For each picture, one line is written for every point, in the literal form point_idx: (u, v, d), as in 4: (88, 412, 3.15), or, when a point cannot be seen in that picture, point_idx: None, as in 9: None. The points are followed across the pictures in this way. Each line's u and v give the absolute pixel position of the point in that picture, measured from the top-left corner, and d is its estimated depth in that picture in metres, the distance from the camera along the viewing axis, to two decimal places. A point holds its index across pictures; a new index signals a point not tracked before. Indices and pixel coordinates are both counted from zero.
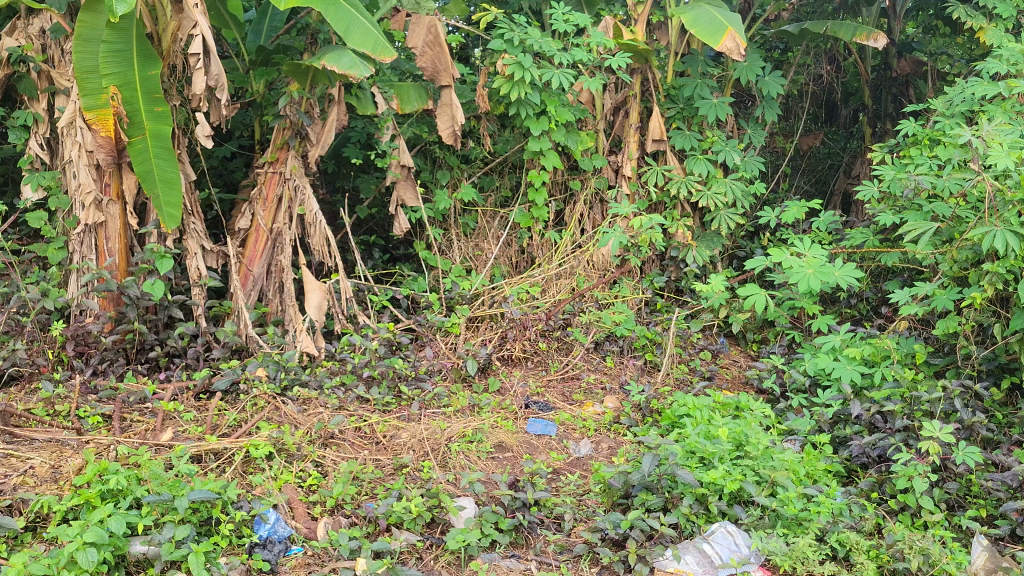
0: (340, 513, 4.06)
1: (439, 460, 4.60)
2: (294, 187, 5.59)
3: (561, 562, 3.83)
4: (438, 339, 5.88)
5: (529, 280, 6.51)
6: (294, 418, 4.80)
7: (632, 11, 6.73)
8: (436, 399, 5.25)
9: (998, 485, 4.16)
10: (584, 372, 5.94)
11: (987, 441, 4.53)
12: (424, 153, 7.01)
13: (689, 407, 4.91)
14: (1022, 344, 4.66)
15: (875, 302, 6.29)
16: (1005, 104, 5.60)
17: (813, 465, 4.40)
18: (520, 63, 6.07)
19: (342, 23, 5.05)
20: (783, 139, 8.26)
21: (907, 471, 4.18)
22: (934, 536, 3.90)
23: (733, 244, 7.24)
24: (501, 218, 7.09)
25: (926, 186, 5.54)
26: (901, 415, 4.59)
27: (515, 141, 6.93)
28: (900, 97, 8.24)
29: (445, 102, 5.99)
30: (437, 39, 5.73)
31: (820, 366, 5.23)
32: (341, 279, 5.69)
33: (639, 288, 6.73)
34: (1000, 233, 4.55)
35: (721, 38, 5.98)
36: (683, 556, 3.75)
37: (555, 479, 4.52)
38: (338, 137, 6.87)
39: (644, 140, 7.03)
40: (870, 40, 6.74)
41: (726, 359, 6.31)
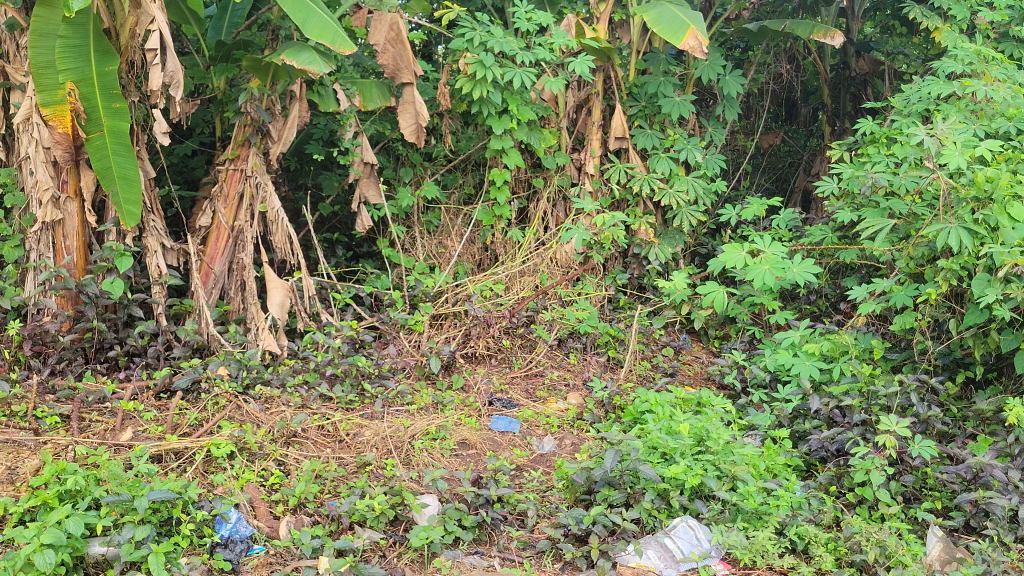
0: (303, 512, 4.04)
1: (403, 458, 4.60)
2: (255, 184, 5.55)
3: (525, 558, 3.84)
4: (402, 337, 5.88)
5: (493, 277, 6.55)
6: (256, 417, 4.78)
7: (595, 9, 6.76)
8: (399, 397, 5.24)
9: (952, 478, 4.24)
10: (547, 369, 5.97)
11: (942, 434, 4.61)
12: (387, 150, 6.99)
13: (651, 403, 4.96)
14: (976, 339, 4.77)
15: (834, 298, 6.37)
16: (959, 103, 5.70)
17: (773, 459, 4.45)
18: (481, 62, 6.06)
19: (299, 15, 5.03)
20: (743, 138, 8.35)
21: (865, 465, 4.23)
22: (891, 529, 3.97)
23: (695, 241, 7.30)
24: (465, 215, 7.08)
25: (883, 184, 5.62)
26: (859, 410, 4.67)
27: (478, 138, 6.92)
28: (859, 96, 8.34)
29: (407, 100, 5.97)
30: (399, 36, 5.70)
31: (780, 361, 5.29)
32: (303, 277, 5.66)
33: (602, 285, 6.76)
34: (955, 231, 4.63)
35: (683, 36, 6.02)
36: (645, 551, 3.80)
37: (518, 475, 4.53)
38: (300, 134, 6.82)
39: (606, 138, 7.06)
40: (828, 39, 6.82)
41: (688, 355, 6.35)
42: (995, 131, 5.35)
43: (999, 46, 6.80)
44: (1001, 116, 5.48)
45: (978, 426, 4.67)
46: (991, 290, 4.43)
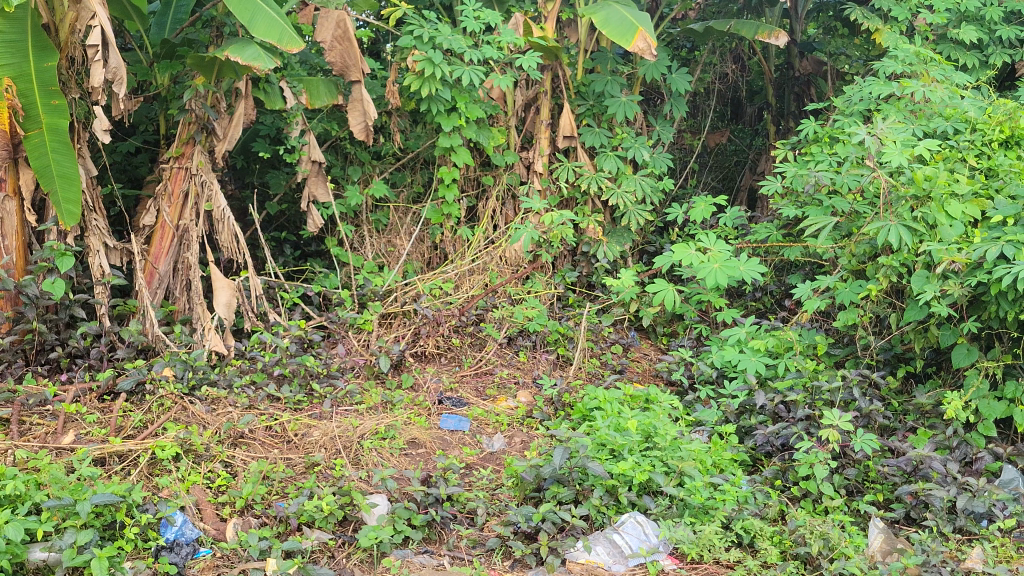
0: (250, 513, 4.01)
1: (352, 458, 4.58)
2: (201, 183, 5.47)
3: (474, 557, 3.85)
4: (351, 336, 5.85)
5: (442, 276, 6.55)
6: (202, 419, 4.73)
7: (542, 8, 6.78)
8: (348, 397, 5.22)
9: (894, 471, 4.32)
10: (497, 367, 5.98)
11: (884, 428, 4.70)
12: (335, 149, 6.93)
13: (600, 400, 5.00)
14: (916, 334, 4.87)
15: (778, 295, 6.47)
16: (899, 103, 5.81)
17: (719, 454, 4.50)
18: (430, 59, 6.03)
19: (245, 13, 4.97)
20: (691, 137, 8.43)
21: (809, 459, 4.31)
22: (835, 521, 4.04)
23: (643, 239, 7.36)
24: (414, 214, 7.05)
25: (826, 182, 5.71)
26: (803, 405, 4.72)
27: (427, 136, 6.91)
28: (802, 96, 8.38)
29: (356, 98, 5.93)
30: (346, 34, 5.66)
31: (726, 358, 5.35)
32: (250, 276, 5.59)
33: (552, 283, 6.79)
34: (895, 228, 4.71)
35: (632, 38, 6.06)
36: (593, 547, 3.82)
37: (467, 474, 4.52)
38: (246, 131, 6.74)
39: (554, 137, 7.09)
40: (772, 39, 6.92)
41: (636, 352, 6.39)
42: (934, 130, 5.47)
43: (937, 48, 6.96)
44: (939, 116, 5.60)
45: (918, 419, 4.77)
46: (930, 285, 4.53)
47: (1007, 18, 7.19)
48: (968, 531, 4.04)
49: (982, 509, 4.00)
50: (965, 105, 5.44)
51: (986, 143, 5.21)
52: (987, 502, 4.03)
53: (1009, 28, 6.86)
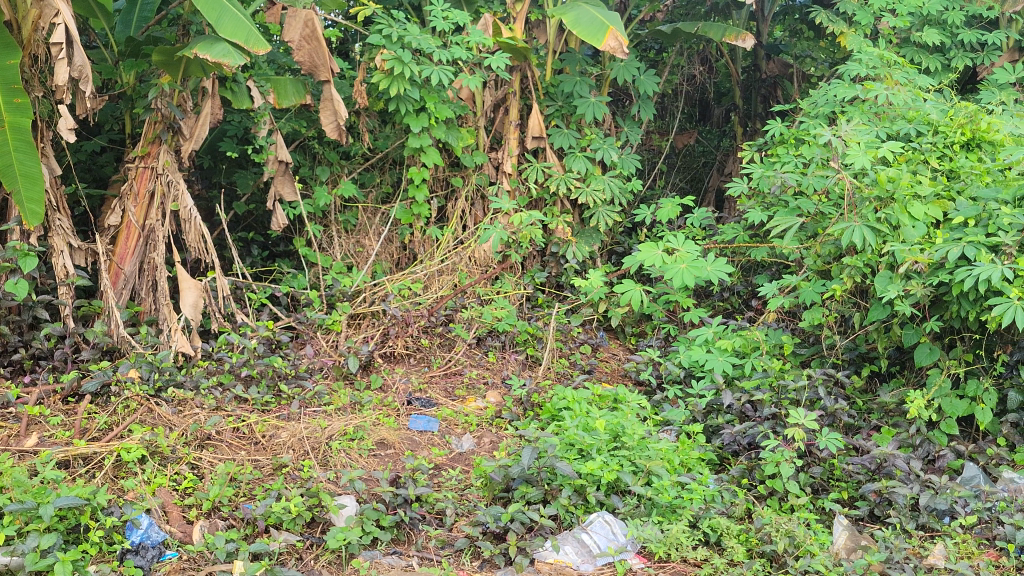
0: (217, 516, 3.98)
1: (319, 459, 4.57)
2: (167, 182, 5.42)
3: (443, 557, 3.84)
4: (319, 337, 5.82)
5: (411, 276, 6.54)
6: (167, 420, 4.70)
7: (511, 9, 6.79)
8: (316, 398, 5.20)
9: (858, 469, 4.37)
10: (466, 368, 5.98)
11: (849, 426, 4.76)
12: (303, 148, 6.90)
13: (568, 400, 5.02)
14: (880, 334, 4.93)
15: (745, 295, 6.52)
16: (863, 105, 5.88)
17: (687, 454, 4.53)
18: (399, 58, 6.01)
19: (212, 12, 4.94)
20: (659, 138, 8.48)
21: (775, 457, 4.36)
22: (800, 519, 4.08)
23: (612, 240, 7.39)
24: (383, 214, 7.03)
25: (792, 184, 5.76)
26: (769, 404, 4.78)
27: (395, 137, 6.89)
28: (769, 98, 8.55)
29: (326, 97, 5.91)
30: (314, 33, 5.62)
31: (694, 358, 5.39)
32: (218, 277, 5.55)
33: (521, 284, 6.80)
34: (859, 229, 4.78)
35: (603, 38, 6.08)
36: (562, 547, 3.83)
37: (436, 474, 4.52)
38: (213, 131, 6.69)
39: (523, 138, 7.09)
40: (739, 41, 6.98)
41: (605, 352, 6.42)
42: (897, 132, 5.54)
43: (900, 51, 7.05)
44: (902, 118, 5.67)
45: (882, 417, 4.83)
46: (893, 285, 4.58)
47: (968, 22, 7.32)
48: (931, 528, 4.09)
49: (944, 506, 4.09)
50: (927, 107, 5.51)
51: (947, 145, 5.29)
52: (949, 498, 4.11)
53: (971, 32, 6.97)
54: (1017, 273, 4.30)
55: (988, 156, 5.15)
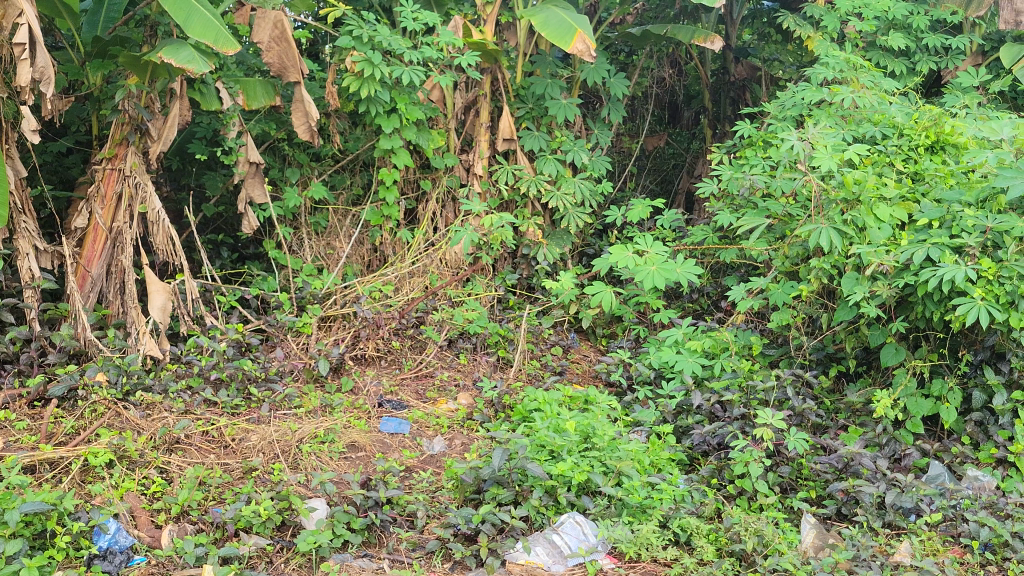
0: (186, 520, 3.96)
1: (290, 462, 4.55)
2: (134, 184, 5.37)
3: (414, 560, 3.83)
4: (290, 340, 5.78)
5: (382, 279, 6.54)
6: (136, 424, 4.67)
7: (481, 11, 6.79)
8: (287, 400, 5.18)
9: (826, 468, 4.42)
10: (437, 370, 5.97)
11: (817, 426, 4.80)
12: (273, 150, 6.86)
13: (539, 402, 5.04)
14: (847, 334, 4.99)
15: (715, 297, 6.57)
16: (829, 109, 5.95)
17: (657, 454, 4.56)
18: (369, 60, 6.01)
19: (180, 13, 4.90)
20: (629, 140, 8.53)
21: (743, 457, 4.39)
22: (769, 518, 4.12)
23: (582, 242, 7.42)
24: (354, 216, 7.01)
25: (760, 186, 5.82)
26: (738, 404, 4.82)
27: (366, 138, 6.87)
28: (738, 100, 8.60)
29: (298, 98, 5.88)
30: (284, 35, 5.61)
31: (664, 359, 5.42)
32: (187, 280, 5.50)
33: (492, 286, 6.81)
34: (826, 231, 4.84)
35: (571, 40, 6.11)
36: (533, 548, 3.83)
37: (407, 476, 4.51)
38: (182, 133, 6.63)
39: (494, 140, 7.10)
40: (707, 44, 7.04)
41: (576, 353, 6.46)
42: (863, 135, 5.61)
43: (866, 54, 7.14)
44: (868, 121, 5.74)
45: (849, 417, 4.88)
46: (860, 287, 4.64)
47: (932, 26, 7.43)
48: (897, 526, 4.14)
49: (909, 505, 4.12)
50: (892, 110, 5.58)
51: (912, 148, 5.36)
52: (915, 496, 4.15)
53: (935, 36, 7.09)
54: (981, 274, 4.37)
55: (952, 158, 5.23)
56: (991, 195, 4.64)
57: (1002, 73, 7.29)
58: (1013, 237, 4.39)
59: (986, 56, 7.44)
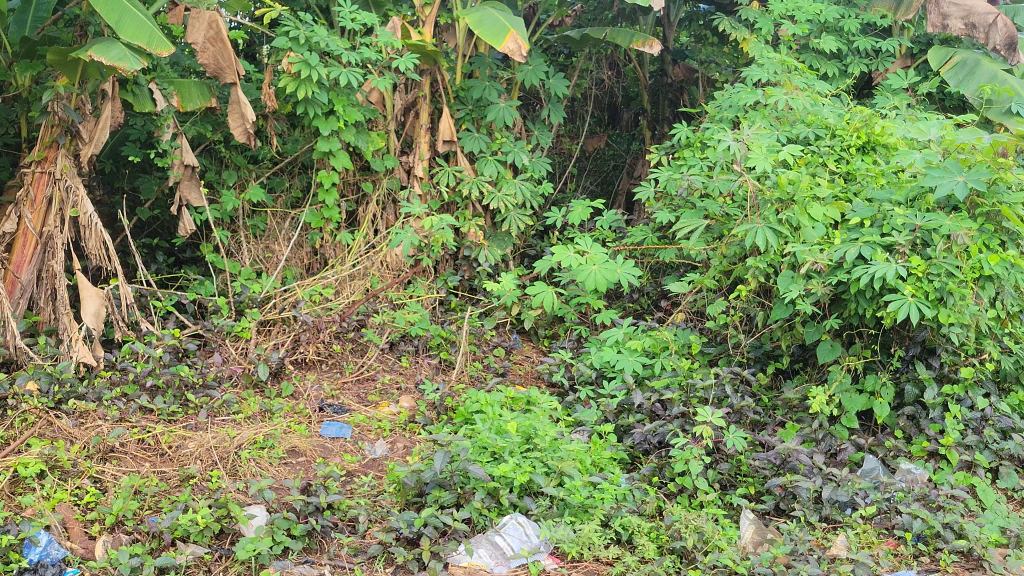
0: (121, 530, 3.88)
1: (228, 469, 4.49)
2: (65, 188, 5.25)
3: (356, 565, 3.80)
4: (227, 345, 5.66)
5: (322, 281, 6.45)
6: (68, 433, 4.58)
7: (420, 12, 6.76)
8: (225, 407, 5.10)
9: (764, 464, 4.48)
10: (379, 372, 5.94)
11: (755, 423, 4.86)
12: (209, 153, 6.74)
13: (481, 403, 5.03)
14: (782, 331, 5.07)
15: (654, 296, 6.63)
16: (764, 110, 6.05)
17: (599, 454, 4.58)
18: (306, 61, 5.94)
19: (112, 14, 4.82)
20: (569, 142, 8.57)
21: (684, 455, 4.43)
22: (709, 515, 4.16)
23: (524, 243, 7.44)
24: (293, 219, 6.93)
25: (698, 186, 5.88)
26: (678, 403, 4.87)
27: (305, 140, 6.78)
28: (677, 102, 8.70)
29: (234, 100, 5.79)
30: (218, 35, 5.53)
31: (605, 358, 5.46)
32: (120, 284, 5.36)
33: (433, 288, 6.78)
34: (762, 231, 4.91)
35: (504, 40, 6.10)
36: (476, 550, 3.84)
37: (349, 481, 4.46)
38: (115, 135, 6.47)
39: (434, 141, 7.08)
40: (645, 47, 7.10)
41: (519, 355, 6.47)
42: (797, 136, 5.71)
43: (799, 57, 7.29)
44: (801, 122, 5.85)
45: (787, 413, 4.95)
46: (795, 285, 4.71)
47: (863, 29, 7.59)
48: (834, 520, 4.22)
49: (845, 498, 4.20)
50: (825, 112, 5.69)
51: (845, 148, 5.46)
52: (850, 490, 4.24)
53: (866, 40, 7.25)
54: (910, 271, 4.47)
55: (883, 159, 5.33)
56: (919, 194, 4.76)
57: (930, 75, 7.49)
58: (941, 235, 4.50)
59: (914, 59, 7.63)
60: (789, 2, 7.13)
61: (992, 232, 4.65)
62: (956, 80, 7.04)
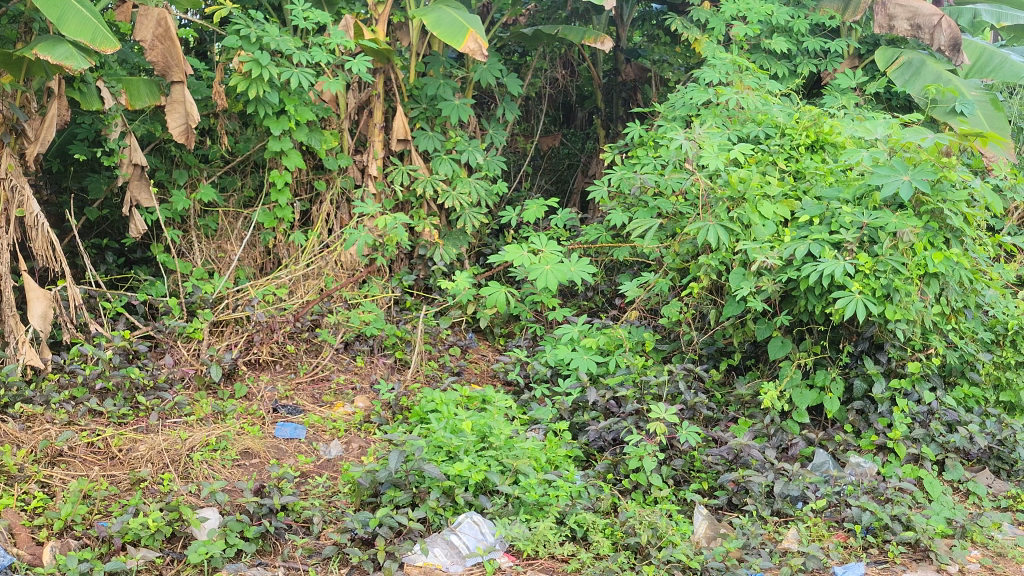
0: (70, 535, 3.82)
1: (180, 472, 4.44)
2: (11, 188, 5.15)
3: (310, 566, 3.77)
4: (179, 346, 5.61)
5: (276, 281, 6.39)
6: (15, 437, 4.50)
7: (372, 10, 6.71)
8: (176, 408, 5.03)
9: (717, 460, 4.52)
10: (333, 373, 5.91)
11: (708, 419, 4.92)
12: (159, 151, 6.65)
13: (436, 403, 5.03)
14: (734, 329, 5.12)
15: (609, 294, 6.67)
16: (716, 109, 6.14)
17: (554, 451, 4.60)
18: (257, 60, 5.88)
19: (53, 10, 4.72)
20: (524, 140, 8.50)
21: (638, 452, 4.46)
22: (663, 511, 4.19)
23: (479, 242, 7.44)
24: (245, 218, 6.86)
25: (651, 185, 5.93)
26: (632, 400, 4.91)
27: (257, 139, 6.72)
28: (630, 101, 8.81)
29: (178, 99, 5.72)
30: (167, 33, 5.46)
31: (560, 357, 5.49)
32: (69, 285, 5.28)
33: (388, 287, 6.76)
34: (714, 228, 4.95)
35: (463, 39, 6.09)
36: (431, 550, 3.83)
37: (303, 482, 4.43)
38: (62, 134, 6.37)
39: (388, 140, 7.04)
40: (597, 44, 7.13)
41: (474, 354, 6.46)
42: (747, 136, 5.78)
43: (750, 57, 7.38)
44: (752, 121, 5.93)
45: (739, 409, 5.00)
46: (746, 282, 4.77)
47: (812, 30, 7.71)
48: (785, 514, 4.28)
49: (796, 492, 4.27)
50: (774, 111, 5.77)
51: (794, 147, 5.53)
52: (801, 485, 4.31)
53: (815, 40, 7.38)
54: (858, 268, 4.54)
55: (831, 157, 5.40)
56: (866, 192, 4.83)
57: (877, 75, 7.62)
58: (887, 232, 4.57)
59: (862, 59, 7.76)
60: (740, 2, 7.21)
61: (936, 230, 4.74)
62: (903, 79, 7.18)
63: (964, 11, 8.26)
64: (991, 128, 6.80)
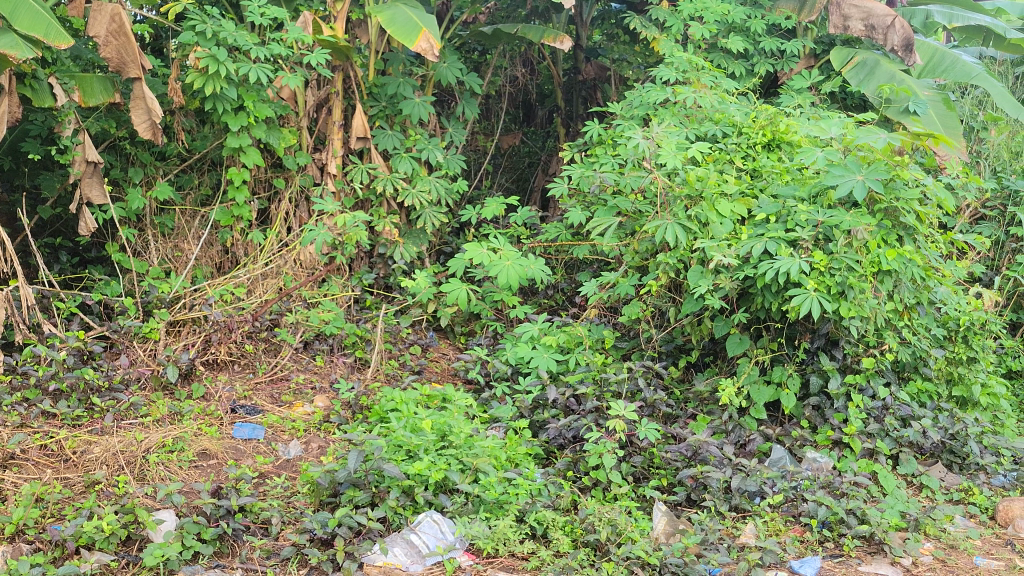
0: (21, 539, 3.75)
1: (135, 474, 4.38)
2: None
3: (268, 567, 3.75)
4: (136, 346, 5.51)
5: (233, 281, 6.32)
6: None
7: (332, 7, 6.66)
8: (132, 409, 4.98)
9: (676, 456, 4.56)
10: (292, 372, 5.87)
11: (667, 416, 4.95)
12: (113, 149, 6.54)
13: (396, 402, 5.00)
14: (693, 326, 5.17)
15: (569, 292, 6.70)
16: (674, 108, 6.19)
17: (514, 450, 4.61)
18: (214, 56, 5.80)
19: (7, 5, 4.65)
20: (484, 139, 8.51)
21: (597, 449, 4.47)
22: (622, 508, 4.22)
23: (439, 240, 7.43)
24: (202, 217, 6.79)
25: (610, 183, 5.97)
26: (592, 398, 4.93)
27: (214, 137, 6.64)
28: (589, 99, 8.85)
29: (138, 95, 5.65)
30: (121, 28, 5.40)
31: (520, 355, 5.50)
32: (20, 285, 5.17)
33: (348, 286, 6.73)
34: (671, 227, 4.99)
35: (415, 38, 6.07)
36: (391, 549, 3.82)
37: (260, 482, 4.40)
38: (13, 130, 6.25)
39: (347, 138, 7.00)
40: (556, 43, 7.14)
41: (435, 352, 6.45)
42: (705, 134, 5.84)
43: (708, 56, 7.44)
44: (709, 120, 5.99)
45: (698, 406, 5.06)
46: (704, 280, 4.81)
47: (768, 29, 7.79)
48: (743, 509, 4.33)
49: (753, 487, 4.32)
50: (732, 110, 5.82)
51: (751, 146, 5.58)
52: (758, 480, 4.37)
53: (771, 40, 7.45)
54: (813, 266, 4.59)
55: (787, 155, 5.45)
56: (821, 191, 4.90)
57: (832, 74, 7.74)
58: (841, 230, 4.63)
59: (817, 59, 7.86)
60: (698, 2, 7.22)
61: (889, 228, 4.81)
62: (857, 79, 7.27)
63: (916, 12, 8.39)
64: (943, 129, 6.89)
